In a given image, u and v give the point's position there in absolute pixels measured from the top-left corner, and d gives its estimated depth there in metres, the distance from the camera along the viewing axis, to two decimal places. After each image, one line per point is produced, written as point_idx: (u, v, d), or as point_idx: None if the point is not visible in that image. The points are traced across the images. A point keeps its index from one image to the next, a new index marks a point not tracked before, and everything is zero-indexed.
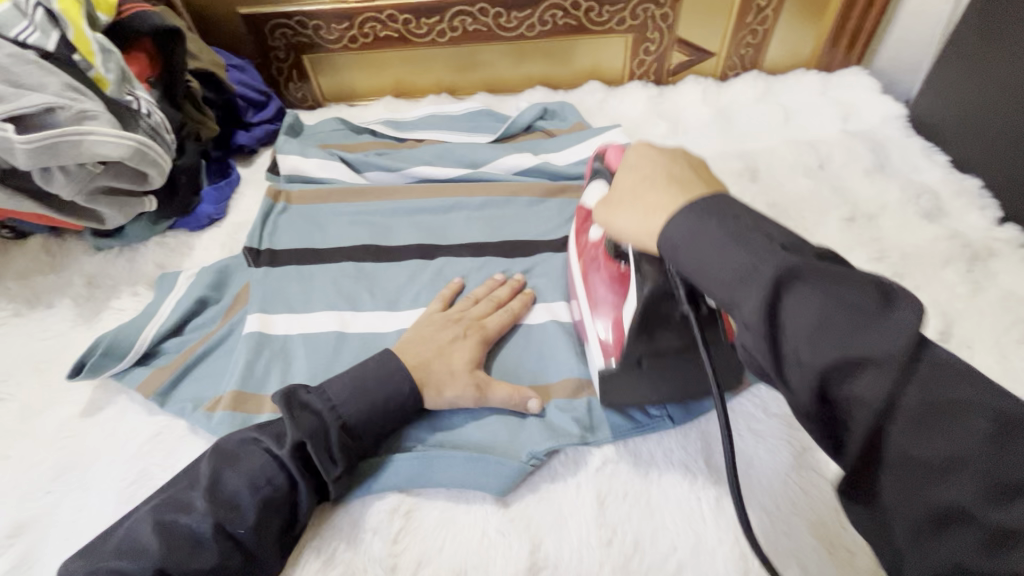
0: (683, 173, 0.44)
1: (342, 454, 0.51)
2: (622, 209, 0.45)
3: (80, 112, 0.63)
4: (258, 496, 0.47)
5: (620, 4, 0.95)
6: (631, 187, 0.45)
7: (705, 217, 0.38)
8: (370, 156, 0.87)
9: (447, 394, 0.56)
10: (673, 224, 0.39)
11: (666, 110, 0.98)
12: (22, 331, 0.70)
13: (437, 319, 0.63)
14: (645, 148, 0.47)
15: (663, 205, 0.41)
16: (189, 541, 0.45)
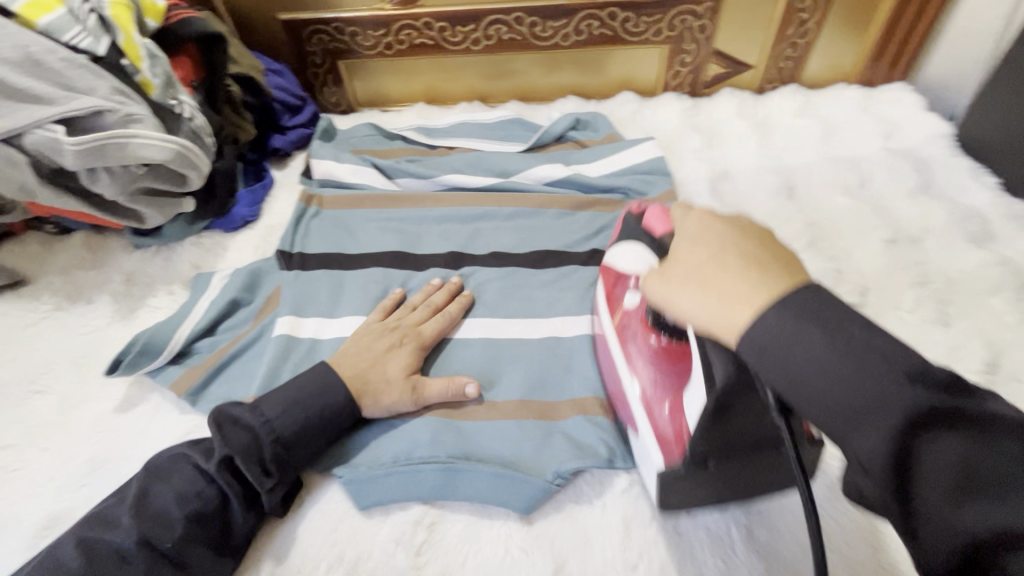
0: (762, 253, 0.38)
1: (274, 467, 0.51)
2: (685, 292, 0.40)
3: (127, 115, 0.65)
4: (188, 510, 0.48)
5: (657, 15, 0.94)
6: (700, 274, 0.39)
7: (803, 324, 0.33)
8: (403, 163, 0.88)
9: (387, 401, 0.57)
10: (765, 316, 0.34)
11: (700, 123, 0.96)
12: (62, 325, 0.72)
13: (373, 329, 0.63)
14: (706, 218, 0.42)
15: (746, 296, 0.35)
16: (113, 557, 0.45)
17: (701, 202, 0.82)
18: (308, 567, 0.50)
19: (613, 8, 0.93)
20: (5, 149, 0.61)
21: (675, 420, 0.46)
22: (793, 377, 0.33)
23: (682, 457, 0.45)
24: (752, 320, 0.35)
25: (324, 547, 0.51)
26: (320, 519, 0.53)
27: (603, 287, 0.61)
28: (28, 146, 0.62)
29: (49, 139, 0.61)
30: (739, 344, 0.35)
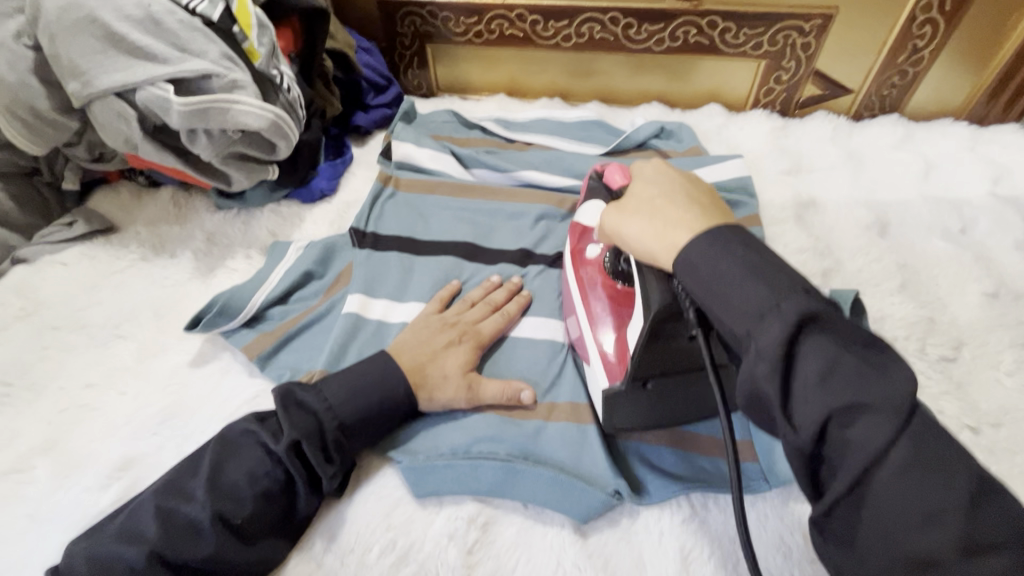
0: (701, 201, 0.47)
1: (337, 453, 0.52)
2: (634, 218, 0.48)
3: (232, 81, 0.66)
4: (259, 488, 0.49)
5: (760, 28, 0.90)
6: (650, 207, 0.48)
7: (732, 246, 0.41)
8: (482, 154, 0.87)
9: (442, 397, 0.57)
10: (696, 240, 0.42)
11: (790, 144, 0.92)
12: (147, 275, 0.75)
13: (433, 321, 0.63)
14: (665, 166, 0.51)
15: (680, 219, 0.45)
16: (188, 528, 0.46)
17: (786, 228, 0.78)
18: (360, 548, 0.51)
19: (715, 16, 0.90)
20: (117, 102, 0.65)
21: (619, 330, 0.55)
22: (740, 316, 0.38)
23: (619, 382, 0.53)
24: (686, 236, 0.43)
25: (378, 530, 0.52)
26: (376, 502, 0.54)
27: (569, 257, 0.65)
28: (138, 101, 0.65)
29: (159, 96, 0.64)
30: (670, 257, 0.44)
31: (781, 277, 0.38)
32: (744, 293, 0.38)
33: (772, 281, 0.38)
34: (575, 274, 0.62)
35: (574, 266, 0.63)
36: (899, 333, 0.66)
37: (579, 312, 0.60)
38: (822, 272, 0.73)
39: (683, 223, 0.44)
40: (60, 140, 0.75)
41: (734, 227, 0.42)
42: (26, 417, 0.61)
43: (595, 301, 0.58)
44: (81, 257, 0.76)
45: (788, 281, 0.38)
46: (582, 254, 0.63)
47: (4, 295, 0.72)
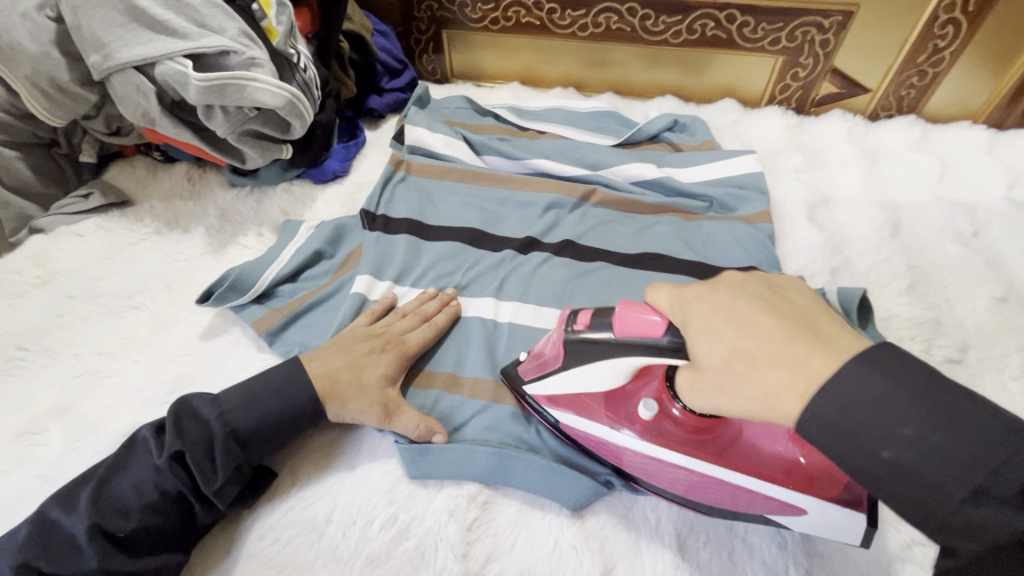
0: (791, 315, 0.38)
1: (224, 464, 0.50)
2: (722, 386, 0.38)
3: (250, 59, 0.67)
4: (146, 500, 0.49)
5: (779, 23, 0.89)
6: (733, 355, 0.37)
7: (843, 388, 0.32)
8: (493, 141, 0.87)
9: (355, 407, 0.56)
10: (819, 396, 0.33)
11: (803, 142, 0.92)
12: (160, 249, 0.76)
13: (360, 331, 0.62)
14: (701, 310, 0.41)
15: (791, 362, 0.34)
16: (69, 543, 0.46)
17: (796, 225, 0.78)
18: (361, 521, 0.52)
19: (733, 10, 0.89)
20: (135, 75, 0.65)
21: (769, 449, 0.49)
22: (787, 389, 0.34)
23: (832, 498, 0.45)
24: (797, 405, 0.34)
25: (380, 505, 0.53)
26: (381, 478, 0.55)
27: (588, 419, 0.53)
28: (156, 75, 0.66)
29: (177, 71, 0.65)
30: (794, 423, 0.34)
31: (910, 366, 0.32)
32: (861, 395, 0.32)
33: (903, 375, 0.32)
34: (646, 440, 0.51)
35: (625, 435, 0.52)
36: (904, 333, 0.66)
37: (698, 468, 0.49)
38: (831, 271, 0.73)
39: (853, 415, 0.32)
40: (79, 113, 0.76)
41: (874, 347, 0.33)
42: (40, 381, 0.63)
43: (712, 453, 0.49)
44: (96, 229, 0.78)
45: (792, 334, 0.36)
46: (626, 429, 0.52)
47: (21, 263, 0.73)
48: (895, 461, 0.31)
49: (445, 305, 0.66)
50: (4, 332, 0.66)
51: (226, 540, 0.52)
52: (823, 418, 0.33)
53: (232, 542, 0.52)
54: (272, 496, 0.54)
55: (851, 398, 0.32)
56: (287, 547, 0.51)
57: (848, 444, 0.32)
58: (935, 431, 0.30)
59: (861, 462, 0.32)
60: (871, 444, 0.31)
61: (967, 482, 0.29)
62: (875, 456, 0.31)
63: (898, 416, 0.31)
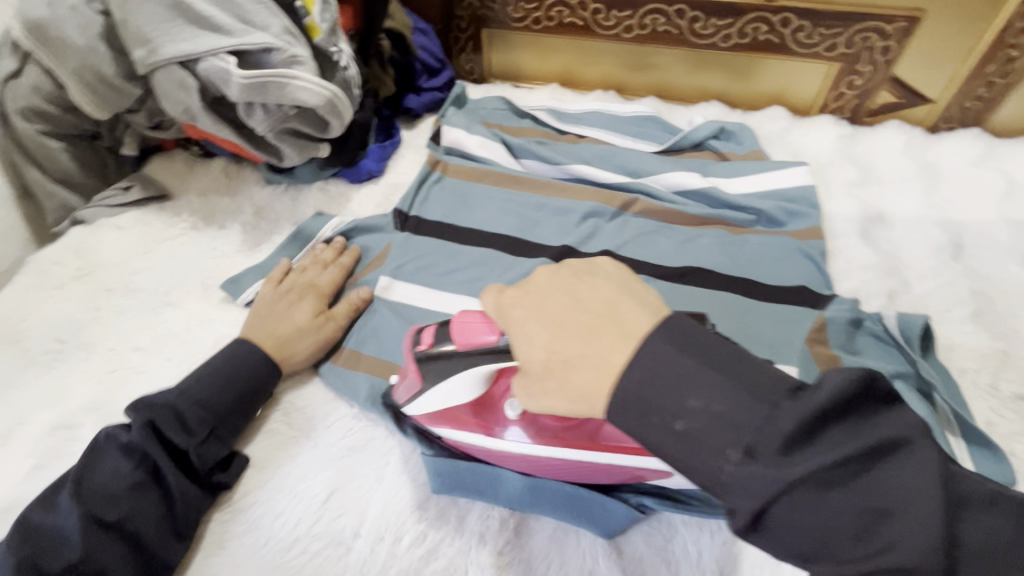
0: (595, 307, 0.36)
1: (199, 426, 0.54)
2: (547, 393, 0.36)
3: (292, 57, 0.66)
4: (130, 481, 0.50)
5: (837, 28, 0.85)
6: (555, 359, 0.35)
7: (648, 371, 0.32)
8: (532, 144, 0.85)
9: (305, 345, 0.62)
10: (624, 374, 0.32)
11: (857, 154, 0.87)
12: (195, 245, 0.76)
13: (269, 296, 0.66)
14: (503, 298, 0.39)
15: (594, 357, 0.34)
16: (55, 538, 0.46)
17: (849, 243, 0.74)
18: (390, 537, 0.51)
19: (788, 14, 0.85)
20: (179, 71, 0.65)
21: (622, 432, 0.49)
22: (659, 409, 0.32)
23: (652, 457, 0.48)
24: (608, 395, 0.33)
25: (409, 522, 0.52)
26: (411, 492, 0.54)
27: (465, 432, 0.52)
28: (199, 71, 0.65)
29: (220, 68, 0.64)
30: (604, 412, 0.34)
31: (752, 365, 0.32)
32: (714, 402, 0.31)
33: (746, 375, 0.31)
34: (532, 440, 0.50)
35: (512, 441, 0.50)
36: (969, 364, 0.62)
37: (565, 454, 0.49)
38: (887, 293, 0.69)
39: (657, 394, 0.32)
40: (123, 107, 0.76)
41: (665, 321, 0.34)
42: (78, 375, 0.63)
43: (579, 439, 0.49)
44: (135, 222, 0.78)
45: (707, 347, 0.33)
46: (510, 435, 0.51)
47: (61, 255, 0.74)
48: (750, 471, 0.29)
49: (337, 249, 0.72)
50: (45, 324, 0.67)
51: (253, 554, 0.51)
52: (665, 424, 0.31)
53: (258, 553, 0.51)
54: (300, 507, 0.53)
55: (702, 404, 0.31)
56: (313, 560, 0.50)
57: (698, 452, 0.31)
58: (804, 443, 0.29)
59: (713, 471, 0.31)
60: (728, 455, 0.30)
61: (792, 472, 0.29)
62: (748, 477, 0.30)
63: (775, 425, 0.30)
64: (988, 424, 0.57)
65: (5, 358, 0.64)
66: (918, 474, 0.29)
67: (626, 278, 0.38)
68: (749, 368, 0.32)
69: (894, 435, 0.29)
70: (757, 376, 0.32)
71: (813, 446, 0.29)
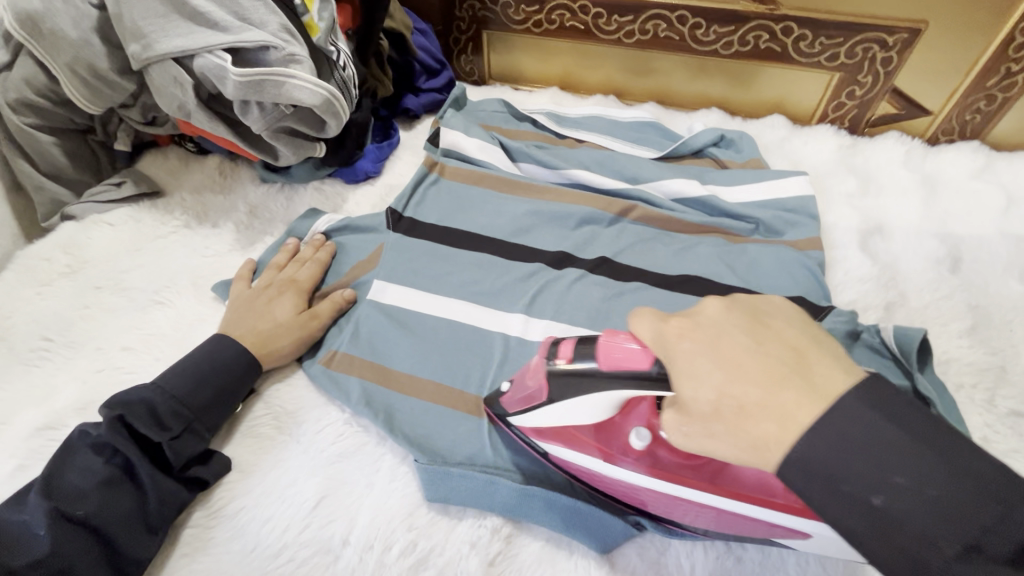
0: (778, 353, 0.34)
1: (172, 418, 0.52)
2: (710, 435, 0.35)
3: (289, 55, 0.65)
4: (100, 477, 0.48)
5: (839, 38, 0.85)
6: (721, 399, 0.34)
7: (837, 437, 0.30)
8: (531, 148, 0.84)
9: (286, 341, 0.62)
10: (807, 435, 0.31)
11: (856, 164, 0.87)
12: (188, 243, 0.75)
13: (246, 294, 0.66)
14: (665, 327, 0.39)
15: (779, 410, 0.32)
16: (21, 535, 0.45)
17: (848, 254, 0.74)
18: (380, 546, 0.50)
19: (790, 22, 0.85)
20: (174, 67, 0.64)
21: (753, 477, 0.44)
22: (837, 475, 0.30)
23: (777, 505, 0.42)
24: (785, 452, 0.31)
25: (399, 530, 0.51)
26: (401, 499, 0.53)
27: (577, 451, 0.50)
28: (195, 68, 0.65)
29: (215, 65, 0.63)
30: (773, 467, 0.32)
31: (936, 425, 0.30)
32: (918, 481, 0.28)
33: (924, 436, 0.29)
34: (643, 471, 0.47)
35: (625, 471, 0.47)
36: (965, 379, 0.62)
37: (684, 493, 0.45)
38: (885, 305, 0.69)
39: (848, 468, 0.30)
40: (116, 101, 0.75)
41: (863, 381, 0.32)
42: (64, 374, 0.62)
43: (698, 481, 0.44)
44: (127, 219, 0.77)
45: (900, 410, 0.30)
46: (623, 466, 0.47)
47: (50, 250, 0.72)
48: (954, 560, 0.27)
49: (319, 245, 0.72)
50: (31, 321, 0.66)
51: (239, 560, 0.50)
52: (860, 498, 0.29)
53: (244, 559, 0.50)
54: (289, 514, 0.52)
55: (903, 482, 0.28)
56: (301, 568, 0.49)
57: (891, 532, 0.29)
58: (939, 487, 0.28)
59: (910, 553, 0.28)
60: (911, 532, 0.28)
61: (965, 537, 0.27)
62: (935, 562, 0.27)
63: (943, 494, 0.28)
64: (984, 440, 0.57)
65: None
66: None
67: (809, 326, 0.37)
68: (929, 429, 0.30)
69: None
70: (954, 440, 0.29)
71: (948, 488, 0.28)
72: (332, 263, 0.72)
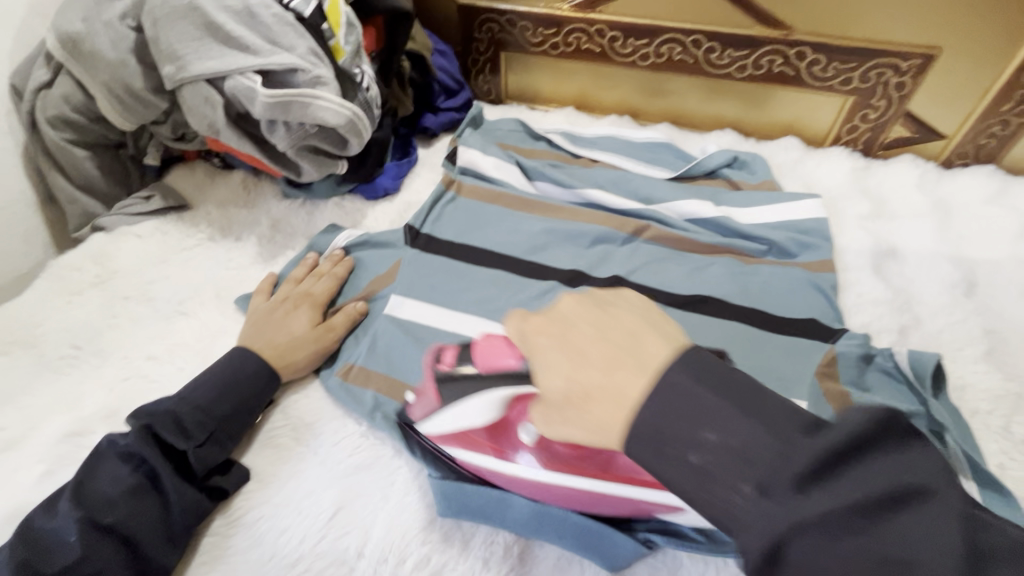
0: (616, 338, 0.37)
1: (195, 427, 0.54)
2: (565, 421, 0.37)
3: (316, 77, 0.68)
4: (128, 484, 0.50)
5: (852, 63, 0.86)
6: (573, 393, 0.36)
7: (670, 408, 0.32)
8: (546, 167, 0.86)
9: (303, 354, 0.63)
10: (644, 406, 0.33)
11: (870, 187, 0.87)
12: (212, 256, 0.78)
13: (265, 307, 0.67)
14: (526, 323, 0.40)
15: (616, 391, 0.34)
16: (52, 541, 0.46)
17: (861, 277, 0.74)
18: (394, 559, 0.51)
19: (804, 47, 0.86)
20: (205, 88, 0.67)
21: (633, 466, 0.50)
22: (663, 437, 0.33)
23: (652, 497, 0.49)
24: (625, 428, 0.33)
25: (413, 543, 0.52)
26: (416, 512, 0.54)
27: (473, 452, 0.53)
28: (226, 89, 0.67)
29: (246, 86, 0.66)
30: (622, 446, 0.34)
31: (733, 381, 0.33)
32: (731, 436, 0.31)
33: (749, 401, 0.32)
34: (542, 465, 0.51)
35: (523, 466, 0.52)
36: (981, 405, 0.61)
37: (576, 482, 0.50)
38: (898, 329, 0.69)
39: (679, 428, 0.32)
40: (148, 119, 0.78)
41: (684, 352, 0.34)
42: (92, 381, 0.64)
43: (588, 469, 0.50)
44: (154, 231, 0.79)
45: (739, 384, 0.33)
46: (522, 460, 0.52)
47: (81, 261, 0.75)
48: (765, 506, 0.30)
49: (337, 260, 0.74)
50: (61, 329, 0.68)
51: (256, 569, 0.51)
52: (681, 458, 0.32)
53: (261, 568, 0.51)
54: (305, 525, 0.53)
55: (718, 438, 0.31)
56: None
57: (710, 487, 0.31)
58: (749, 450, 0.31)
59: (725, 506, 0.31)
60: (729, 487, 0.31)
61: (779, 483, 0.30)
62: (767, 516, 0.30)
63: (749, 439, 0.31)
64: (1001, 467, 0.56)
65: (20, 362, 0.65)
66: (865, 480, 0.28)
67: (650, 312, 0.39)
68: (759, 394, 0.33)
69: (917, 481, 0.28)
70: (783, 406, 0.32)
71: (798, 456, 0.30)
72: (351, 278, 0.74)
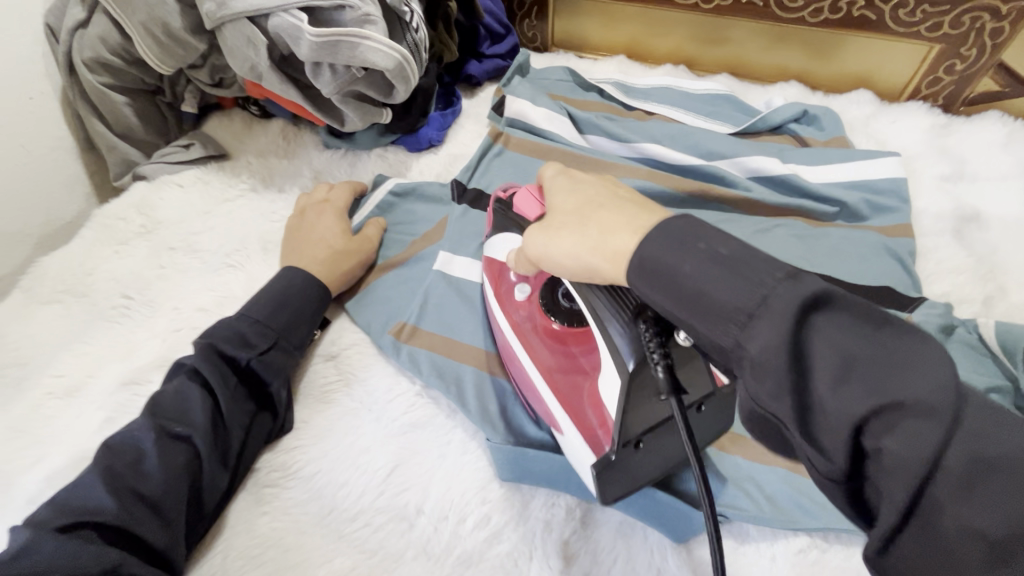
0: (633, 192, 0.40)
1: (255, 338, 0.55)
2: (564, 230, 0.40)
3: (363, 15, 0.63)
4: (196, 396, 0.50)
5: (945, 5, 0.78)
6: (582, 205, 0.40)
7: (718, 277, 0.30)
8: (601, 120, 0.81)
9: (349, 267, 0.64)
10: (648, 240, 0.33)
11: (950, 146, 0.80)
12: (257, 207, 0.76)
13: (294, 224, 0.67)
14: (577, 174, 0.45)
15: (631, 214, 0.37)
16: (134, 450, 0.46)
17: (942, 243, 0.69)
18: (453, 517, 0.51)
19: None
20: (248, 26, 0.63)
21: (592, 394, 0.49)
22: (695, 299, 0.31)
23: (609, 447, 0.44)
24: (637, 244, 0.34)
25: (473, 503, 0.51)
26: (473, 471, 0.53)
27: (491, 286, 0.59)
28: (269, 28, 0.63)
29: (291, 24, 0.62)
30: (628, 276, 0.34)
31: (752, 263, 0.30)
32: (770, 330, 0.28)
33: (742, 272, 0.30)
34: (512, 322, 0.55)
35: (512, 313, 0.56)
36: None
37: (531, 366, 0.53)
38: (982, 299, 0.64)
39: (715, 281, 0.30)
40: (186, 62, 0.74)
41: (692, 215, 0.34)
42: (144, 331, 0.64)
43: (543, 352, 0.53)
44: (195, 180, 0.77)
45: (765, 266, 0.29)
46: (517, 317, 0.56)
47: (126, 210, 0.73)
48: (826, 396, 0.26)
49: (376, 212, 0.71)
50: (111, 279, 0.67)
51: (317, 521, 0.51)
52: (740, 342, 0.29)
53: (325, 521, 0.51)
54: (364, 481, 0.53)
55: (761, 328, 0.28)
56: (377, 534, 0.50)
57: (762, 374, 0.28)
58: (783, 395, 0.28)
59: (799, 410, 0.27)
60: (895, 477, 0.25)
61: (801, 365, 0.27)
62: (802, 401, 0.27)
63: (918, 392, 0.25)
64: None
65: (74, 310, 0.65)
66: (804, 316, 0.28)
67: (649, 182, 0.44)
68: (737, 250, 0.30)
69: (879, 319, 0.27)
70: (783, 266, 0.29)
71: (844, 399, 0.26)
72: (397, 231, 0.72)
